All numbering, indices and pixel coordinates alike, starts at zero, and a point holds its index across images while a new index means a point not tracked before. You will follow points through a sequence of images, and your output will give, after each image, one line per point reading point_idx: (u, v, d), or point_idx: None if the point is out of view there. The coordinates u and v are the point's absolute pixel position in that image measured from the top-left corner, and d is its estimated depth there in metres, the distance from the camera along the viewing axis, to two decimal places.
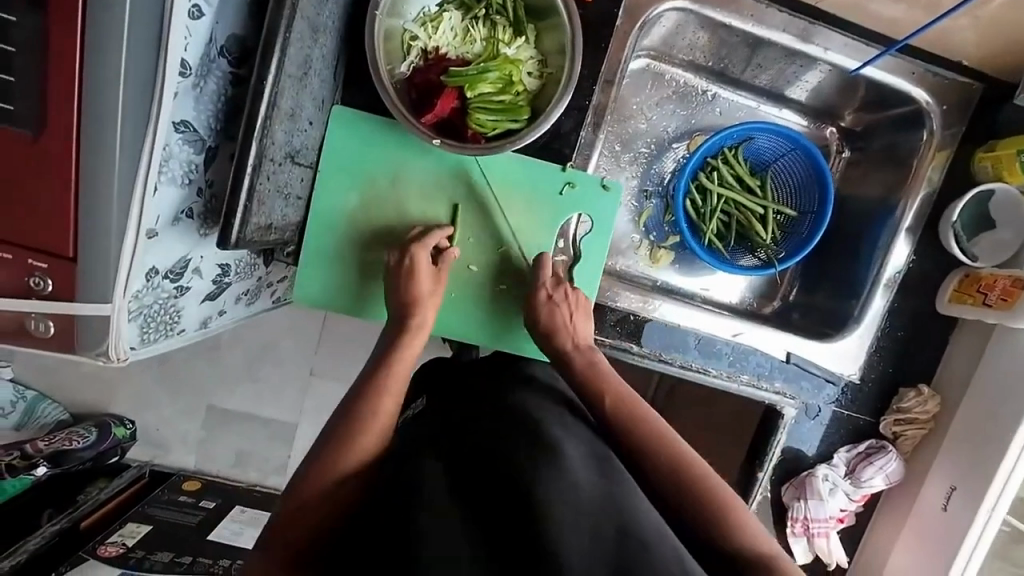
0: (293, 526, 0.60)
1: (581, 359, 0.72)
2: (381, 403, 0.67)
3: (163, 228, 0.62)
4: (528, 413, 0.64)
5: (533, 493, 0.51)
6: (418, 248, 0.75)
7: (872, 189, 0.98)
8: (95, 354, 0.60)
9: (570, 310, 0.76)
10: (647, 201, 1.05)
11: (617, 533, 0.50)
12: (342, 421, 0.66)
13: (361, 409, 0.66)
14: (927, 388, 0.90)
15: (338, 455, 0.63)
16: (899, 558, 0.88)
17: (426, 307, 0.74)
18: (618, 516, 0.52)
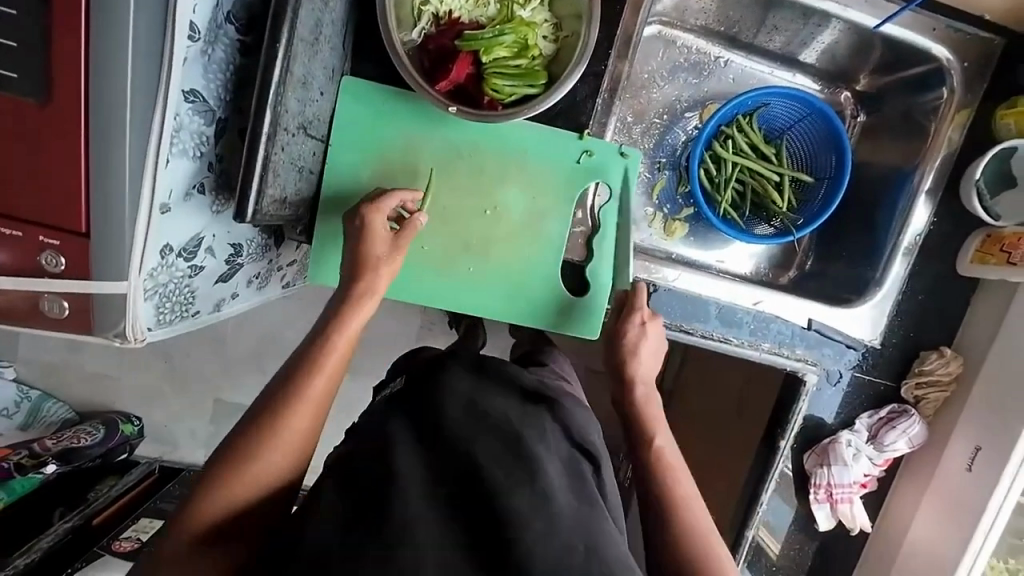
0: (214, 509, 0.55)
1: (645, 394, 0.70)
2: (312, 383, 0.60)
3: (176, 202, 0.60)
4: (501, 415, 0.60)
5: (504, 508, 0.48)
6: (373, 209, 0.70)
7: (889, 153, 0.96)
8: (113, 335, 0.58)
9: (642, 342, 0.73)
10: (660, 172, 1.04)
11: (588, 551, 0.48)
12: (287, 401, 0.59)
13: (291, 393, 0.59)
14: (949, 350, 0.89)
15: (263, 441, 0.57)
16: (923, 520, 0.88)
17: (383, 271, 0.67)
18: (588, 535, 0.49)
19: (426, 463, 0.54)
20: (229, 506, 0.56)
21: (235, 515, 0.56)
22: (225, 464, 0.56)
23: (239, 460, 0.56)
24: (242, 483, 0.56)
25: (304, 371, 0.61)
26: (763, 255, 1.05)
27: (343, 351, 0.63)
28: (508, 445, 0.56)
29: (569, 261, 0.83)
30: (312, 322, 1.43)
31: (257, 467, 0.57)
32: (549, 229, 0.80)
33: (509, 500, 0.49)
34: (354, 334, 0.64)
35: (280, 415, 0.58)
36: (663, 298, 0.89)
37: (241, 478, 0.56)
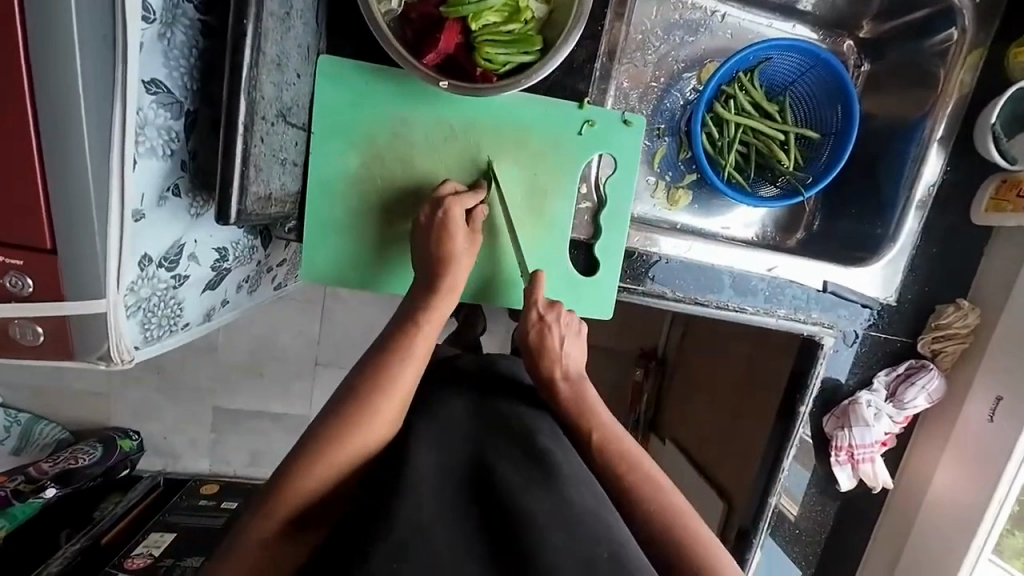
0: (265, 525, 0.52)
1: (569, 390, 0.66)
2: (402, 372, 0.60)
3: (150, 208, 0.54)
4: (518, 420, 0.59)
5: (523, 515, 0.46)
6: (452, 202, 0.69)
7: (897, 103, 0.93)
8: (96, 358, 0.53)
9: (560, 333, 0.69)
10: (659, 139, 0.99)
11: (612, 558, 0.45)
12: (341, 406, 0.58)
13: (349, 402, 0.58)
14: (966, 302, 0.88)
15: (351, 430, 0.56)
16: (943, 473, 0.88)
17: (461, 265, 0.68)
18: (610, 540, 0.46)
19: (439, 471, 0.51)
20: (307, 499, 0.53)
21: (311, 508, 0.54)
22: (304, 454, 0.54)
23: (317, 450, 0.54)
24: (321, 474, 0.54)
25: (393, 360, 0.61)
26: (769, 218, 1.01)
27: (428, 345, 0.64)
28: (526, 450, 0.54)
29: (576, 239, 0.79)
30: (306, 321, 1.39)
31: (342, 457, 0.55)
32: (555, 207, 0.76)
33: (526, 508, 0.46)
34: (438, 326, 0.66)
35: (371, 406, 0.57)
36: (673, 270, 0.85)
37: (319, 469, 0.54)
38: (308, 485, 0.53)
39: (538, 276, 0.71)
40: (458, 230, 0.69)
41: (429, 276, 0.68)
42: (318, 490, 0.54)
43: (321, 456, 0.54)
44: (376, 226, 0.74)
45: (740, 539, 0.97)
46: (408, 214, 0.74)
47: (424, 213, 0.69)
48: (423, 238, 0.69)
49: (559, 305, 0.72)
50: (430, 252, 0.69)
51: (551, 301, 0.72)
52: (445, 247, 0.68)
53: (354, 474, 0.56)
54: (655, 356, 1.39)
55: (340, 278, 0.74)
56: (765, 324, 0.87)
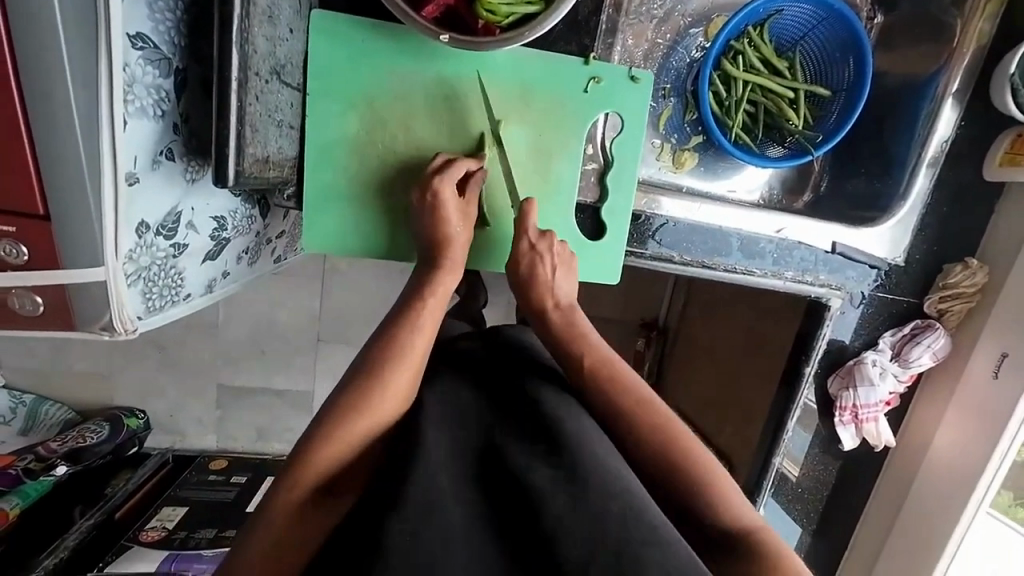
0: (281, 503, 0.51)
1: (559, 317, 0.69)
2: (408, 348, 0.60)
3: (144, 171, 0.52)
4: (524, 386, 0.59)
5: (530, 487, 0.46)
6: (441, 182, 0.66)
7: (911, 58, 0.90)
8: (99, 328, 0.52)
9: (552, 263, 0.71)
10: (665, 100, 0.96)
11: (622, 512, 0.45)
12: (351, 382, 0.57)
13: (359, 380, 0.57)
14: (975, 261, 0.87)
15: (361, 405, 0.55)
16: (945, 430, 0.89)
17: (456, 245, 0.68)
18: (621, 498, 0.46)
19: (449, 447, 0.51)
20: (323, 477, 0.53)
21: (325, 486, 0.53)
22: (314, 435, 0.54)
23: (328, 430, 0.54)
24: (333, 450, 0.53)
25: (397, 337, 0.61)
26: (776, 180, 0.99)
27: (434, 321, 0.64)
28: (532, 418, 0.54)
29: (582, 203, 0.77)
30: (307, 297, 1.38)
31: (353, 432, 0.54)
32: (560, 169, 0.74)
33: (532, 480, 0.47)
34: (441, 305, 0.65)
35: (379, 383, 0.57)
36: (681, 232, 0.84)
37: (332, 448, 0.53)
38: (323, 466, 0.53)
39: (529, 205, 0.69)
40: (451, 211, 0.68)
41: (427, 258, 0.68)
42: (334, 470, 0.53)
43: (332, 435, 0.54)
44: (376, 192, 0.72)
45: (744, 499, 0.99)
46: (405, 190, 0.72)
47: (416, 196, 0.68)
48: (419, 220, 0.68)
49: (552, 236, 0.72)
50: (426, 236, 0.68)
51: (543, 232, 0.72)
52: (440, 227, 0.67)
53: (366, 449, 0.55)
54: (657, 325, 1.39)
55: (341, 247, 0.72)
56: (771, 287, 0.87)
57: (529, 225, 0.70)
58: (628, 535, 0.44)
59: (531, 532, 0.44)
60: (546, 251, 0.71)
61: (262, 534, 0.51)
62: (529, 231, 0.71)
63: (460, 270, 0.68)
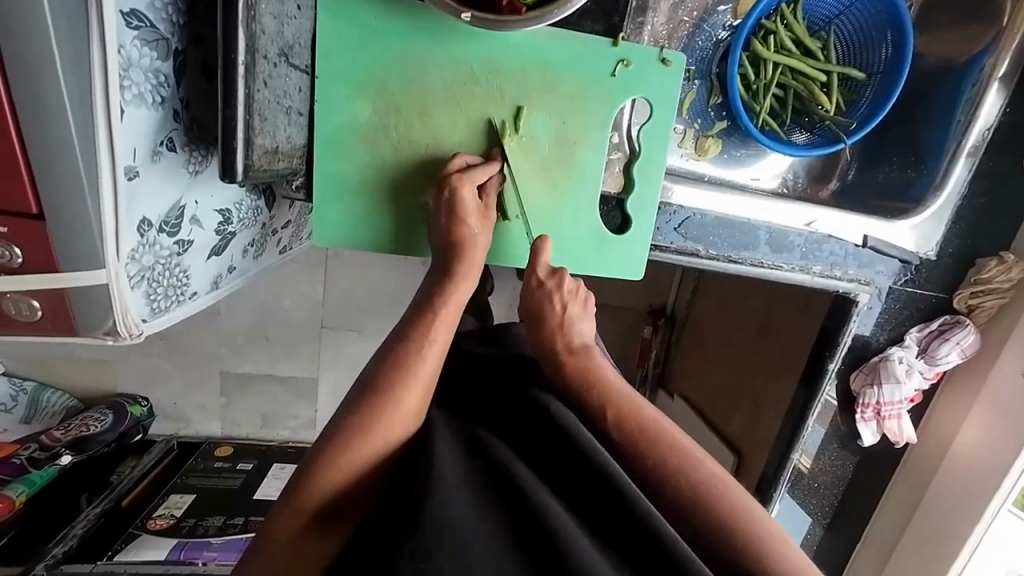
0: (286, 522, 0.49)
1: (573, 363, 0.63)
2: (420, 361, 0.56)
3: (144, 165, 0.48)
4: (539, 402, 0.56)
5: (548, 512, 0.43)
6: (460, 179, 0.63)
7: (953, 40, 0.86)
8: (102, 334, 0.49)
9: (564, 302, 0.67)
10: (689, 82, 0.90)
11: (643, 549, 0.42)
12: (360, 395, 0.54)
13: (370, 391, 0.54)
14: (1010, 255, 0.84)
15: (372, 418, 0.52)
16: (969, 426, 0.88)
17: (475, 248, 0.65)
18: (643, 526, 0.44)
19: (465, 466, 0.47)
20: (331, 497, 0.50)
21: (332, 506, 0.50)
22: (318, 457, 0.51)
23: (335, 446, 0.51)
24: (338, 467, 0.50)
25: (406, 352, 0.57)
26: (801, 169, 0.95)
27: (446, 332, 0.60)
28: (550, 445, 0.51)
29: (606, 195, 0.74)
30: (311, 284, 1.34)
31: (360, 446, 0.51)
32: (584, 159, 0.69)
33: (550, 506, 0.44)
34: (459, 306, 0.62)
35: (388, 396, 0.53)
36: (706, 226, 0.81)
37: (336, 469, 0.50)
38: (329, 490, 0.50)
39: (544, 243, 0.67)
40: (470, 213, 0.64)
41: (444, 257, 0.64)
42: (341, 493, 0.50)
43: (337, 456, 0.50)
44: (390, 184, 0.67)
45: (759, 490, 0.99)
46: (421, 185, 0.68)
47: (433, 195, 0.65)
48: (435, 222, 0.65)
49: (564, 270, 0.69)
50: (442, 235, 0.65)
51: (554, 268, 0.69)
52: (458, 227, 0.64)
53: (382, 463, 0.52)
54: (665, 313, 1.37)
55: (352, 242, 0.68)
56: (798, 282, 0.84)
57: (540, 263, 0.67)
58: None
59: (548, 558, 0.41)
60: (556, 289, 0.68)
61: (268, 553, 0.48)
62: (540, 270, 0.68)
63: (478, 270, 0.64)
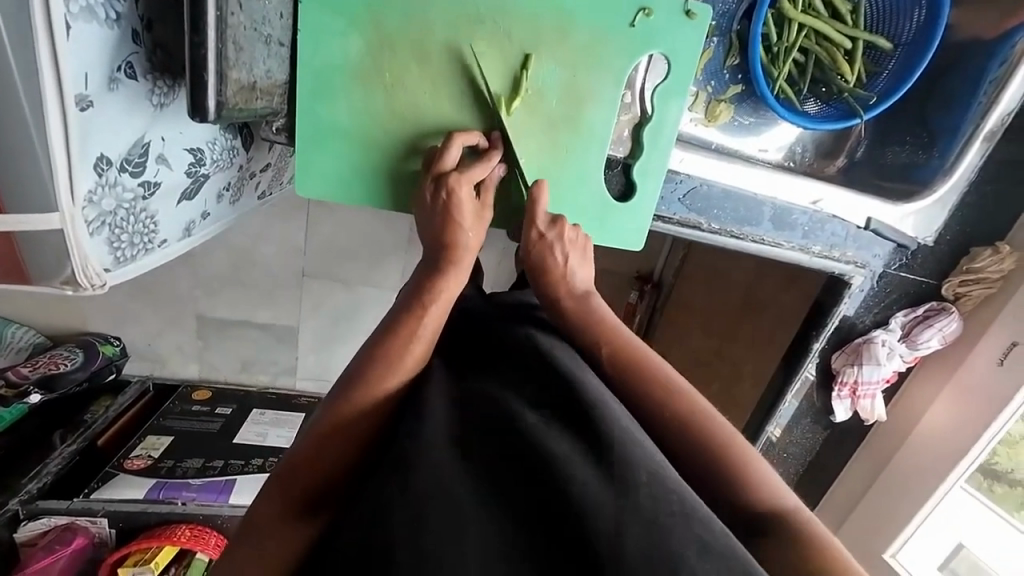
0: (272, 504, 0.46)
1: (575, 305, 0.59)
2: (417, 340, 0.52)
3: (99, 94, 0.42)
4: (543, 355, 0.51)
5: (548, 457, 0.40)
6: (457, 179, 0.58)
7: (988, 12, 0.81)
8: (60, 283, 0.45)
9: (565, 252, 0.63)
10: (707, 39, 0.84)
11: (649, 480, 0.39)
12: (350, 370, 0.51)
13: (364, 368, 0.50)
14: (1005, 245, 0.84)
15: (361, 390, 0.49)
16: (938, 409, 0.91)
17: (468, 249, 0.58)
18: (646, 467, 0.40)
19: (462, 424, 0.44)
20: (317, 478, 0.47)
21: (317, 488, 0.47)
22: (306, 431, 0.49)
23: (323, 424, 0.48)
24: (325, 442, 0.47)
25: (401, 323, 0.53)
26: (809, 143, 0.92)
27: (447, 306, 0.55)
28: (550, 391, 0.47)
29: (612, 158, 0.70)
30: (292, 229, 1.28)
31: (344, 418, 0.48)
32: (593, 118, 0.64)
33: (551, 448, 0.40)
34: (448, 305, 0.55)
35: (377, 373, 0.50)
36: (713, 198, 0.78)
37: (330, 432, 0.48)
38: (323, 458, 0.47)
39: (540, 186, 0.62)
40: (464, 214, 0.59)
41: (430, 258, 0.58)
42: (327, 471, 0.48)
43: (329, 423, 0.48)
44: (380, 132, 0.61)
45: None
46: (413, 152, 0.62)
47: (427, 191, 0.59)
48: (422, 214, 0.60)
49: (563, 221, 0.64)
50: (433, 237, 0.58)
51: (555, 217, 0.64)
52: (450, 228, 0.58)
53: (371, 437, 0.49)
54: (651, 280, 1.33)
55: (336, 195, 0.63)
56: (796, 260, 0.82)
57: (537, 212, 0.62)
58: (658, 508, 0.37)
59: (552, 503, 0.38)
60: (557, 241, 0.63)
61: (253, 529, 0.46)
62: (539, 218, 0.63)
63: (469, 272, 0.58)
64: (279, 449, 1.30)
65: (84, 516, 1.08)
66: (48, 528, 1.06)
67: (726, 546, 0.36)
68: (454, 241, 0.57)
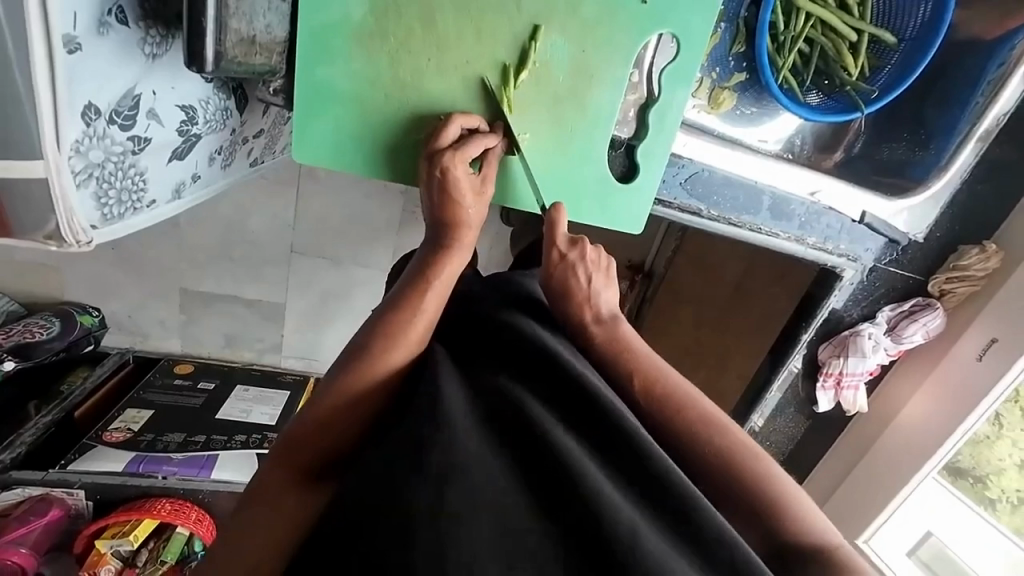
0: (272, 476, 0.46)
1: (601, 333, 0.56)
2: (421, 320, 0.51)
3: (88, 37, 0.41)
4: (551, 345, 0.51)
5: (561, 449, 0.40)
6: (452, 158, 0.56)
7: (992, 11, 0.81)
8: (43, 237, 0.44)
9: (587, 273, 0.59)
10: (715, 24, 0.83)
11: (655, 484, 0.40)
12: (354, 345, 0.50)
13: (367, 344, 0.49)
14: (992, 245, 0.86)
15: (365, 369, 0.48)
16: (918, 403, 0.93)
17: (472, 227, 0.56)
18: (655, 465, 0.41)
19: (471, 406, 0.43)
20: (314, 454, 0.46)
21: (315, 463, 0.47)
22: (306, 404, 0.47)
23: (325, 398, 0.47)
24: (327, 420, 0.47)
25: (407, 299, 0.51)
26: (809, 135, 0.92)
27: (447, 284, 0.53)
28: (557, 378, 0.46)
29: (616, 138, 0.69)
30: (283, 202, 1.25)
31: (348, 396, 0.47)
32: (600, 95, 0.63)
33: (564, 441, 0.40)
34: (449, 282, 0.54)
35: (380, 351, 0.49)
36: (714, 184, 0.78)
37: (332, 412, 0.47)
38: (325, 436, 0.47)
39: (557, 211, 0.59)
40: (463, 191, 0.57)
41: (433, 232, 0.57)
42: (326, 448, 0.47)
43: (332, 399, 0.47)
44: (382, 98, 0.59)
45: None
46: (417, 124, 0.60)
47: (423, 169, 0.58)
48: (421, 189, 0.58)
49: (585, 240, 0.60)
50: (433, 214, 0.57)
51: (574, 237, 0.60)
52: (450, 204, 0.56)
53: (372, 418, 0.48)
54: (643, 269, 1.27)
55: (333, 163, 0.61)
56: (791, 251, 0.83)
57: (558, 234, 0.59)
58: (661, 514, 0.39)
59: (565, 494, 0.38)
60: (579, 259, 0.59)
61: (254, 501, 0.45)
62: (558, 238, 0.60)
63: (474, 248, 0.57)
64: (263, 426, 1.29)
65: (60, 487, 1.06)
66: (21, 499, 1.04)
67: (727, 541, 0.38)
68: (456, 215, 0.56)
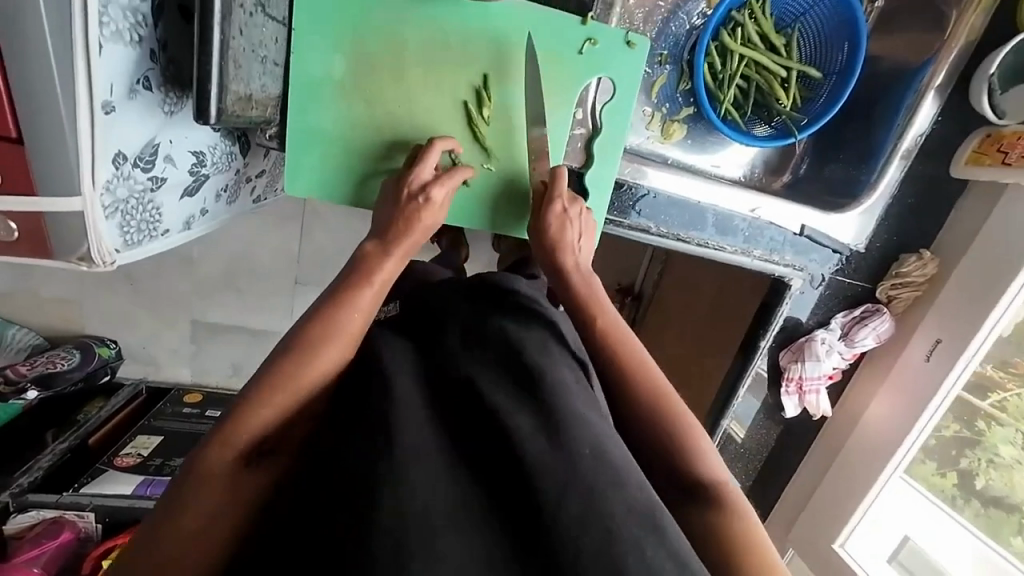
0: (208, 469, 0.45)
1: (581, 280, 0.64)
2: (349, 318, 0.54)
3: (121, 101, 0.52)
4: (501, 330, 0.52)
5: (506, 429, 0.41)
6: (434, 185, 0.65)
7: (901, 48, 0.92)
8: (76, 259, 0.53)
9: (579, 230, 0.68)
10: (661, 66, 0.95)
11: (593, 453, 0.41)
12: (296, 341, 0.51)
13: (312, 340, 0.51)
14: (927, 253, 0.93)
15: (307, 362, 0.50)
16: (878, 406, 0.98)
17: (415, 231, 0.62)
18: (592, 438, 0.42)
19: (422, 398, 0.45)
20: (254, 443, 0.47)
21: (256, 451, 0.47)
22: (245, 399, 0.48)
23: (263, 390, 0.48)
24: (268, 412, 0.47)
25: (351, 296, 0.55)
26: (759, 161, 1.01)
27: (383, 287, 0.58)
28: (508, 361, 0.48)
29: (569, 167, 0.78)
30: (286, 237, 1.36)
31: (292, 390, 0.48)
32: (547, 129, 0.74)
33: (511, 422, 0.42)
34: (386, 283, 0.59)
35: (319, 346, 0.51)
36: (659, 206, 0.87)
37: (274, 406, 0.48)
38: (265, 428, 0.47)
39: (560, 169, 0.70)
40: (435, 209, 0.65)
41: (381, 236, 0.62)
42: (267, 437, 0.48)
43: (273, 394, 0.48)
44: (359, 137, 0.70)
45: None
46: (388, 157, 0.71)
47: (389, 188, 0.67)
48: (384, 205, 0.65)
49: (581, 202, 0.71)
50: (383, 219, 0.63)
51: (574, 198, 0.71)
52: (402, 213, 0.63)
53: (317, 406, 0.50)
54: (632, 292, 1.37)
55: (318, 193, 0.71)
56: (740, 263, 0.91)
57: (563, 188, 0.69)
58: (601, 478, 0.39)
59: (507, 470, 0.40)
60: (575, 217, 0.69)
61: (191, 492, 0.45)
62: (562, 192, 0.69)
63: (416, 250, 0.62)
64: None
65: (72, 510, 1.13)
66: (36, 521, 1.11)
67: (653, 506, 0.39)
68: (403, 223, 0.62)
